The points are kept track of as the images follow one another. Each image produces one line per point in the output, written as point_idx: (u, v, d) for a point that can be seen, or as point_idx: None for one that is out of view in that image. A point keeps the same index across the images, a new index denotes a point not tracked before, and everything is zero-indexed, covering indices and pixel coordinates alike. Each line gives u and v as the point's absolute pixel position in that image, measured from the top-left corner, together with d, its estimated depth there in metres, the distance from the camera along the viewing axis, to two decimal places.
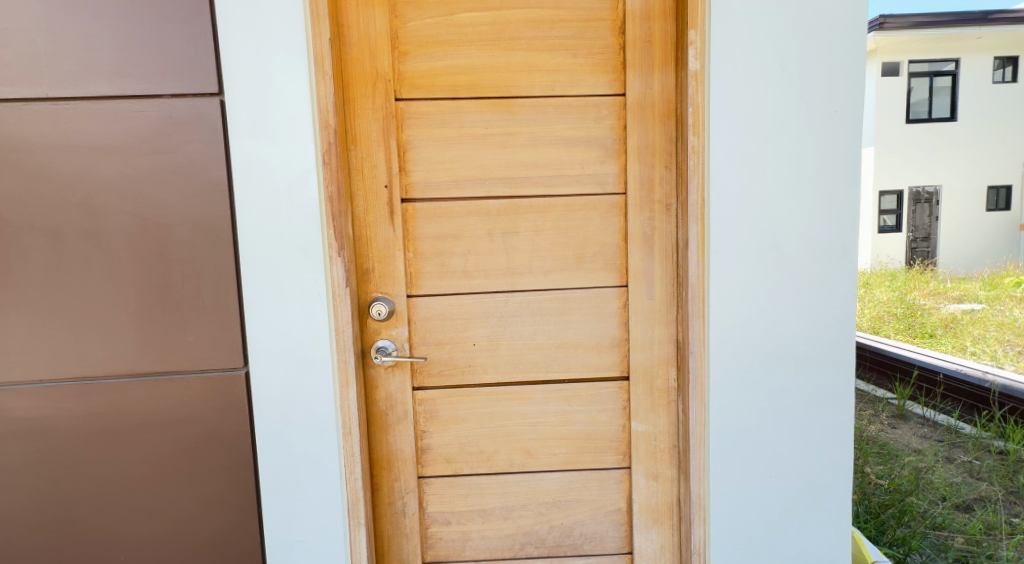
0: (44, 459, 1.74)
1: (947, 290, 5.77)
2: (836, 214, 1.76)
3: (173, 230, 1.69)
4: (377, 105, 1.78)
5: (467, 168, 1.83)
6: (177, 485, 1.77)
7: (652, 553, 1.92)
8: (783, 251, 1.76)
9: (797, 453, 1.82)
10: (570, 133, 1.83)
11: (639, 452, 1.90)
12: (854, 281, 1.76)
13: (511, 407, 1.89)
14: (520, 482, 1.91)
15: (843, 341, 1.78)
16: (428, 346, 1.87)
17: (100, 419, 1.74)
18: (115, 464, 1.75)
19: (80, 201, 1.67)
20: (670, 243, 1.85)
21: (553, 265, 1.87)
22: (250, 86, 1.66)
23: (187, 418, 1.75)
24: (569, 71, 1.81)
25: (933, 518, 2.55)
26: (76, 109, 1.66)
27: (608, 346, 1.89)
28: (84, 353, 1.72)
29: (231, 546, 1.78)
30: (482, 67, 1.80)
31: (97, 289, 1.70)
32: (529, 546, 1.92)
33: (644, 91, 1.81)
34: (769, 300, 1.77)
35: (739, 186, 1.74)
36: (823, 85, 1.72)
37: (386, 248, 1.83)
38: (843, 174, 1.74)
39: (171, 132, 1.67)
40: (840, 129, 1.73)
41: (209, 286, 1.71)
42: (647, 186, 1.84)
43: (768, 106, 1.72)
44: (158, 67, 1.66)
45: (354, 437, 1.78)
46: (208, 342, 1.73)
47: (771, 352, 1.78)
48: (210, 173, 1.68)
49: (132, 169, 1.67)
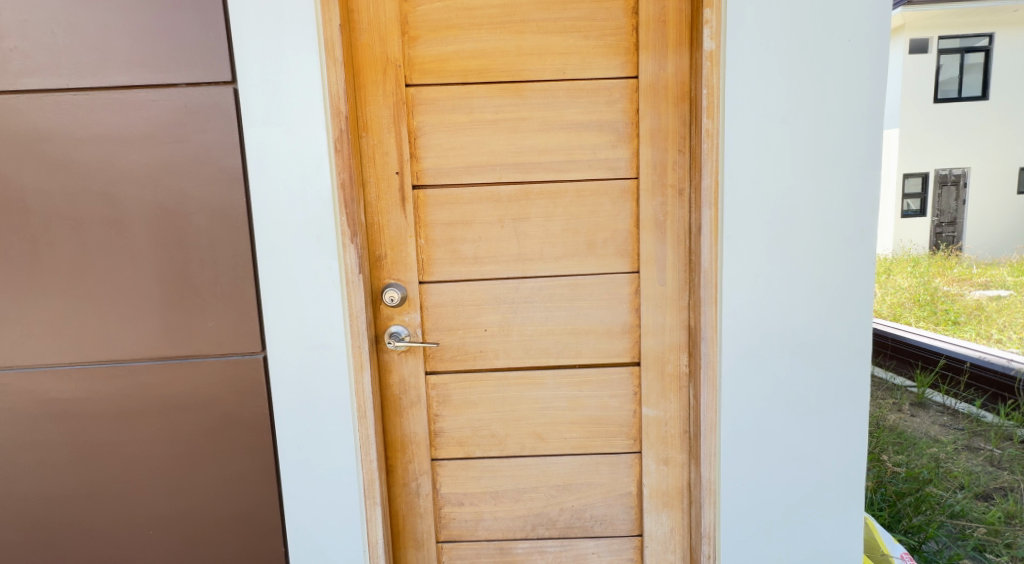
0: (74, 439, 1.80)
1: (975, 270, 5.64)
2: (853, 197, 1.73)
3: (190, 218, 1.73)
4: (388, 91, 1.79)
5: (478, 153, 1.83)
6: (201, 466, 1.83)
7: (662, 536, 1.94)
8: (797, 236, 1.74)
9: (809, 440, 1.81)
10: (581, 117, 1.82)
11: (650, 437, 1.91)
12: (871, 266, 1.74)
13: (523, 393, 1.91)
14: (532, 465, 1.93)
15: (860, 328, 1.77)
16: (441, 331, 1.89)
17: (125, 400, 1.80)
18: (141, 445, 1.81)
19: (101, 190, 1.71)
20: (683, 227, 1.84)
21: (564, 251, 1.87)
22: (264, 73, 1.67)
23: (207, 400, 1.80)
24: (581, 54, 1.80)
25: (952, 507, 2.53)
26: (95, 99, 1.69)
27: (620, 332, 1.89)
28: (109, 337, 1.77)
29: (253, 524, 1.84)
30: (492, 51, 1.79)
31: (119, 276, 1.75)
32: (541, 527, 1.95)
33: (657, 73, 1.79)
34: (782, 285, 1.76)
35: (754, 171, 1.72)
36: (844, 65, 1.69)
37: (398, 235, 1.85)
38: (862, 156, 1.71)
39: (187, 121, 1.70)
40: (860, 109, 1.70)
41: (227, 273, 1.75)
42: (660, 170, 1.83)
43: (786, 86, 1.69)
44: (173, 55, 1.68)
45: (369, 419, 1.81)
46: (227, 328, 1.77)
47: (784, 340, 1.77)
48: (225, 160, 1.71)
49: (150, 158, 1.71)
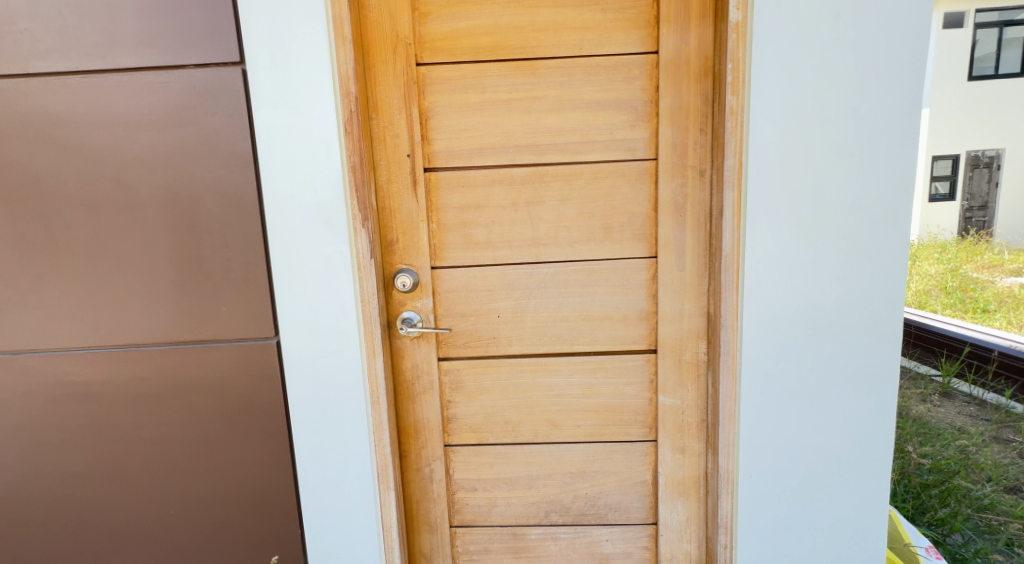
0: (92, 422, 1.81)
1: (1006, 253, 5.44)
2: (884, 178, 1.66)
3: (202, 202, 1.71)
4: (398, 71, 1.75)
5: (491, 135, 1.79)
6: (216, 449, 1.83)
7: (677, 525, 1.91)
8: (824, 219, 1.68)
9: (832, 430, 1.76)
10: (598, 96, 1.77)
11: (666, 426, 1.87)
12: (902, 251, 1.67)
13: (536, 379, 1.88)
14: (546, 452, 1.91)
15: (889, 314, 1.70)
16: (453, 317, 1.87)
17: (141, 384, 1.80)
18: (156, 428, 1.82)
19: (113, 174, 1.70)
20: (704, 211, 1.78)
21: (579, 235, 1.82)
22: (273, 50, 1.64)
23: (222, 384, 1.80)
24: (598, 29, 1.74)
25: (979, 500, 2.47)
26: (105, 82, 1.67)
27: (636, 319, 1.85)
28: (123, 321, 1.77)
29: (268, 507, 1.85)
30: (506, 27, 1.74)
31: (132, 261, 1.74)
32: (554, 514, 1.94)
33: (679, 47, 1.73)
34: (808, 271, 1.70)
35: (780, 151, 1.65)
36: (877, 36, 1.61)
37: (409, 219, 1.81)
38: (894, 134, 1.64)
39: (196, 104, 1.68)
40: (894, 83, 1.62)
41: (239, 258, 1.73)
42: (680, 150, 1.76)
43: (817, 60, 1.62)
44: (181, 36, 1.65)
45: (382, 405, 1.79)
46: (240, 313, 1.76)
47: (808, 327, 1.72)
48: (235, 144, 1.69)
49: (161, 142, 1.69)
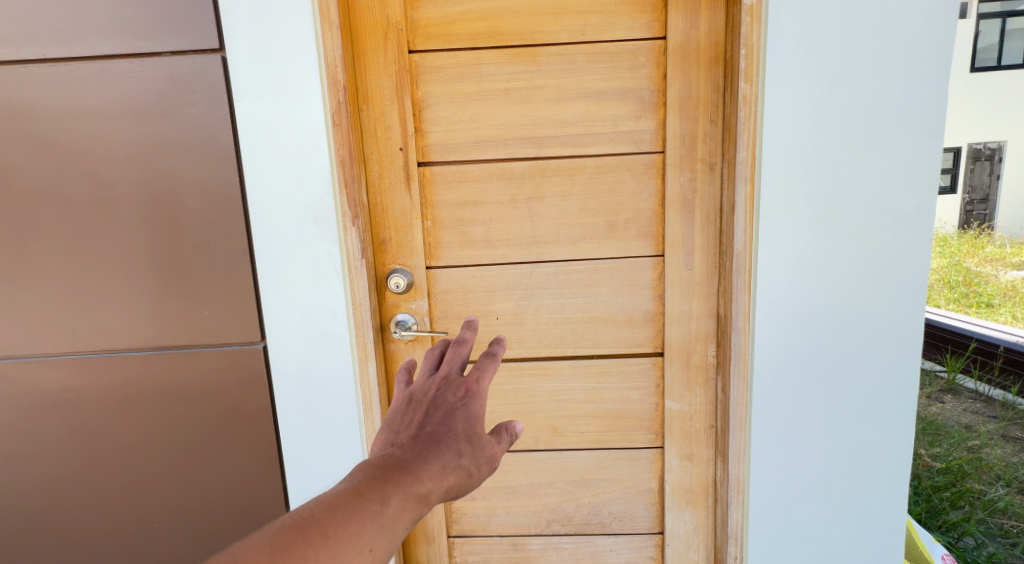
0: (67, 431, 1.71)
1: (1007, 247, 5.40)
2: (903, 172, 1.57)
3: (181, 199, 1.61)
4: (389, 59, 1.65)
5: (488, 127, 1.69)
6: (200, 459, 1.73)
7: (684, 535, 1.83)
8: (839, 215, 1.59)
9: (847, 436, 1.68)
10: (601, 85, 1.67)
11: (673, 432, 1.79)
12: (920, 248, 1.60)
13: (537, 384, 1.79)
14: (547, 460, 1.83)
15: (907, 315, 1.63)
16: (450, 320, 1.78)
17: (119, 391, 1.70)
18: (137, 438, 1.72)
19: (86, 170, 1.60)
20: (713, 207, 1.69)
21: (582, 233, 1.74)
22: (257, 36, 1.54)
23: (205, 392, 1.70)
24: (601, 13, 1.64)
25: (993, 502, 2.40)
26: (75, 71, 1.57)
27: (641, 321, 1.76)
28: (99, 325, 1.67)
29: (256, 519, 1.76)
30: (504, 12, 1.64)
31: (108, 261, 1.64)
32: (556, 523, 1.85)
33: (688, 32, 1.63)
34: (822, 270, 1.61)
35: (794, 143, 1.57)
36: (898, 20, 1.52)
37: (403, 216, 1.72)
38: (915, 124, 1.56)
39: (174, 94, 1.57)
40: (915, 70, 1.53)
41: (222, 258, 1.63)
42: (689, 143, 1.68)
43: (835, 46, 1.53)
44: (157, 21, 1.55)
45: (375, 412, 1.69)
46: (224, 316, 1.66)
47: (822, 328, 1.64)
48: (216, 136, 1.58)
49: (137, 135, 1.59)
